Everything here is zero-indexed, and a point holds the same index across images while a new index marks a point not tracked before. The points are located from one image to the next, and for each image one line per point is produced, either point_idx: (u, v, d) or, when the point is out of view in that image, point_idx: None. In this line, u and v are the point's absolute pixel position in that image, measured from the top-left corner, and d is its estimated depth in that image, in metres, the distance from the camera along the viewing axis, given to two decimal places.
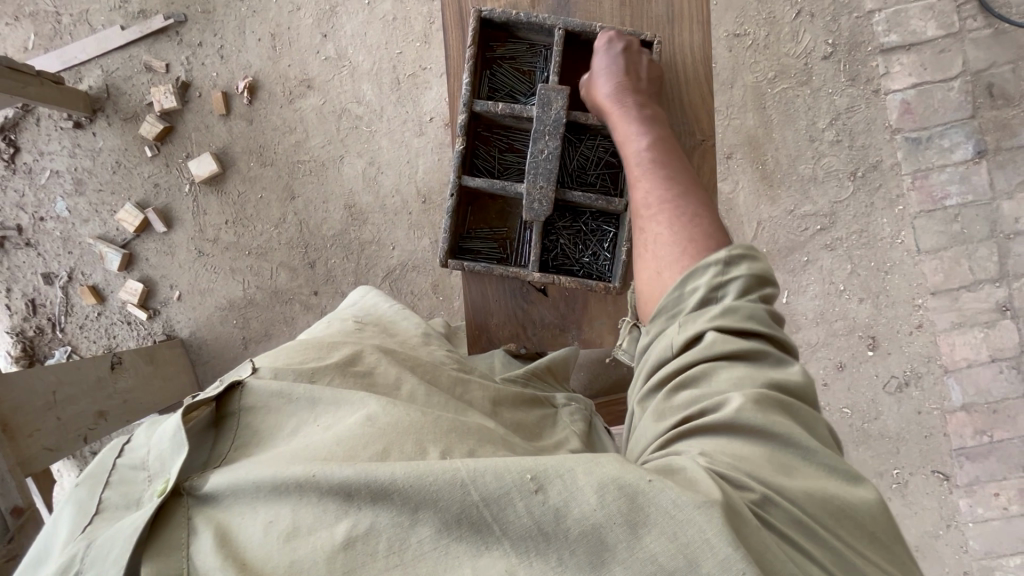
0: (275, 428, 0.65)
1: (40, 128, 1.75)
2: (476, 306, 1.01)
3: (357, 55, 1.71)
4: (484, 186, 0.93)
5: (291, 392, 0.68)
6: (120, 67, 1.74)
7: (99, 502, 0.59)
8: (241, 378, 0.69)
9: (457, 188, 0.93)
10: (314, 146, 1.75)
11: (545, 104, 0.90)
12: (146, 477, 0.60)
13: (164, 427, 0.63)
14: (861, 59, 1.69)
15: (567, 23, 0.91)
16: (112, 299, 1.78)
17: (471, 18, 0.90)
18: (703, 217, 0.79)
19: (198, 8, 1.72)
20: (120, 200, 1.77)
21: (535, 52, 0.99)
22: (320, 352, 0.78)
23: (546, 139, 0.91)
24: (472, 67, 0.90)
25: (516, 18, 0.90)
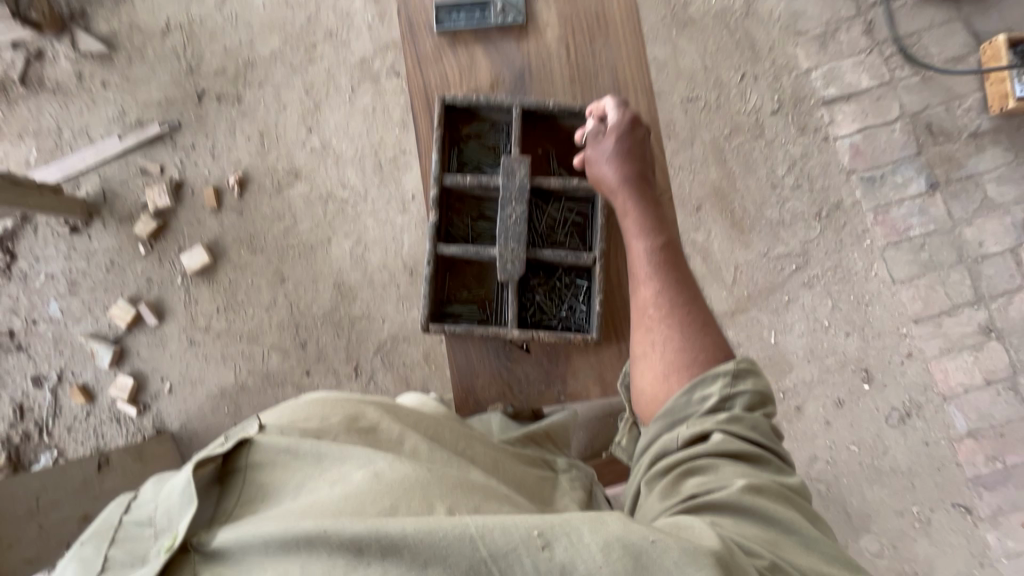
0: (281, 484, 0.64)
1: (37, 235, 1.82)
2: (461, 369, 1.02)
3: (340, 144, 1.83)
4: (458, 252, 0.98)
5: (298, 447, 0.66)
6: (117, 173, 1.84)
7: (105, 560, 0.58)
8: (250, 434, 0.69)
9: (433, 256, 0.98)
10: (303, 231, 1.82)
11: (509, 173, 0.97)
12: (153, 533, 0.59)
13: (174, 481, 0.63)
14: (806, 111, 1.82)
15: (523, 102, 0.99)
16: (102, 396, 1.77)
17: (436, 105, 0.98)
18: (709, 329, 0.83)
19: (191, 115, 1.85)
20: (113, 297, 1.80)
21: (498, 128, 1.06)
22: (324, 409, 0.75)
23: (514, 204, 0.97)
24: (440, 146, 0.98)
25: (476, 101, 0.99)
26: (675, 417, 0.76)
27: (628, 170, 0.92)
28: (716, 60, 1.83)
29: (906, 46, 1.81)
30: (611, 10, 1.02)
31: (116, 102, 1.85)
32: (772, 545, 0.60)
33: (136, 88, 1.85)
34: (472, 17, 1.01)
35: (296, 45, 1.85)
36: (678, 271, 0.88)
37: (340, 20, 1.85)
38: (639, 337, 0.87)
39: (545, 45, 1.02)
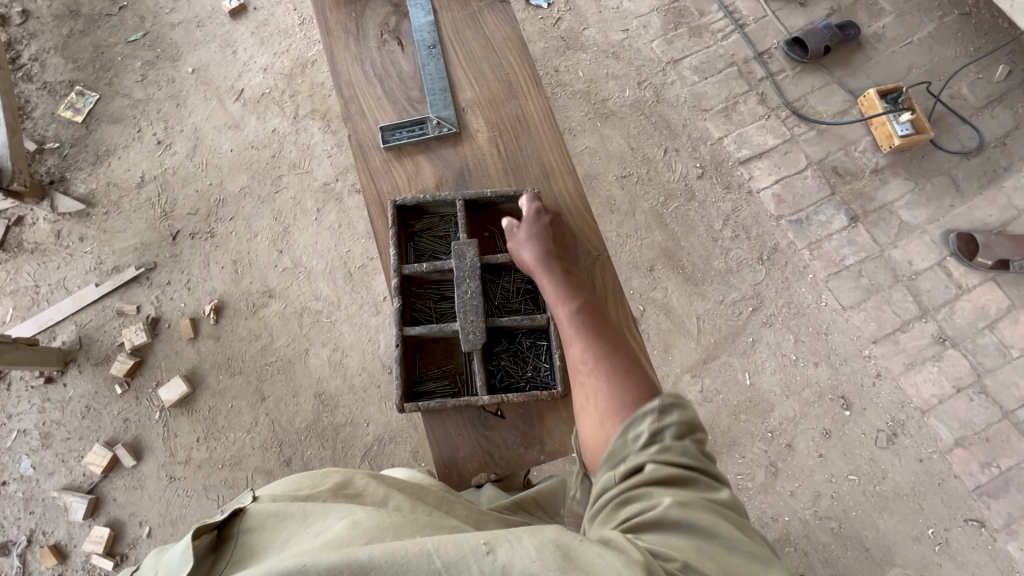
0: (270, 543, 0.70)
1: (11, 392, 1.82)
2: (441, 444, 1.04)
3: (311, 260, 1.94)
4: (423, 332, 1.04)
5: (286, 510, 0.74)
6: (94, 318, 1.89)
7: None
8: (244, 504, 0.76)
9: (400, 338, 1.04)
10: (280, 347, 1.86)
11: (460, 255, 1.07)
12: None
13: (173, 550, 0.70)
14: (727, 172, 2.05)
15: (465, 195, 1.11)
16: (75, 553, 1.68)
17: (389, 208, 1.10)
18: (631, 373, 0.87)
19: (166, 254, 1.95)
20: (88, 444, 1.77)
21: (448, 219, 1.18)
22: (314, 480, 0.82)
23: (468, 281, 1.06)
24: (397, 242, 1.08)
25: (424, 200, 1.10)
26: (612, 457, 0.78)
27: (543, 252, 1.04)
28: (639, 141, 2.07)
29: (797, 108, 2.09)
30: (529, 112, 1.19)
31: (93, 253, 1.95)
32: (696, 554, 0.62)
33: (112, 237, 1.97)
34: (414, 132, 1.17)
35: (262, 179, 2.02)
36: (600, 328, 0.94)
37: (302, 153, 2.05)
38: (578, 395, 0.92)
39: (478, 146, 1.18)
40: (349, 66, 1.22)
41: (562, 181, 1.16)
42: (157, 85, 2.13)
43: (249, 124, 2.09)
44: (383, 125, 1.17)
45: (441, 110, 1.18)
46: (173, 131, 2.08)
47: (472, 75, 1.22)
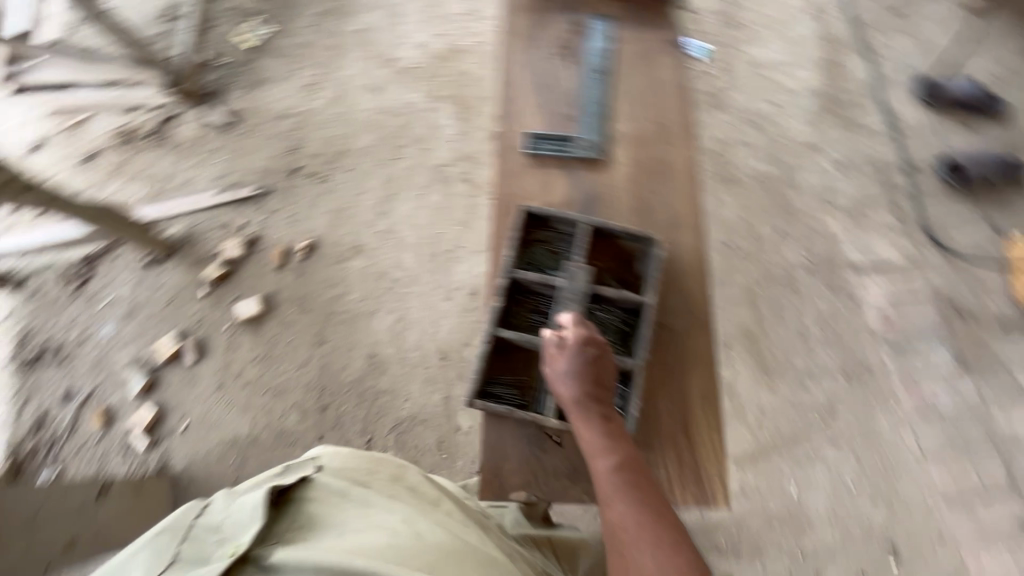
0: (333, 518, 0.81)
1: (116, 262, 1.99)
2: (493, 449, 1.05)
3: (404, 231, 2.02)
4: (514, 337, 1.08)
5: (351, 493, 0.85)
6: (203, 221, 2.04)
7: (174, 553, 0.74)
8: (311, 473, 0.86)
9: (490, 336, 1.08)
10: (351, 300, 1.94)
11: (571, 277, 1.09)
12: (217, 540, 0.75)
13: (246, 500, 0.79)
14: (836, 273, 1.94)
15: (591, 221, 1.12)
16: (120, 423, 1.81)
17: (517, 212, 1.13)
18: (679, 546, 0.84)
19: (281, 185, 2.09)
20: (163, 331, 1.91)
21: (565, 236, 1.16)
22: (370, 465, 0.94)
23: (569, 305, 1.09)
24: (513, 245, 1.11)
25: (551, 215, 1.12)
26: None
27: (583, 392, 0.99)
28: (753, 215, 2.01)
29: (931, 232, 1.96)
30: (673, 162, 1.19)
31: (221, 165, 2.12)
32: None
33: (242, 155, 2.13)
34: (556, 146, 1.19)
35: (386, 144, 2.13)
36: (641, 490, 0.91)
37: (428, 131, 2.14)
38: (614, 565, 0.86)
39: (613, 179, 1.18)
40: (516, 65, 1.25)
41: (687, 236, 1.15)
42: (323, 34, 2.30)
43: (390, 91, 2.21)
44: (529, 131, 1.20)
45: (589, 134, 1.20)
46: (323, 78, 2.24)
47: (629, 108, 1.22)
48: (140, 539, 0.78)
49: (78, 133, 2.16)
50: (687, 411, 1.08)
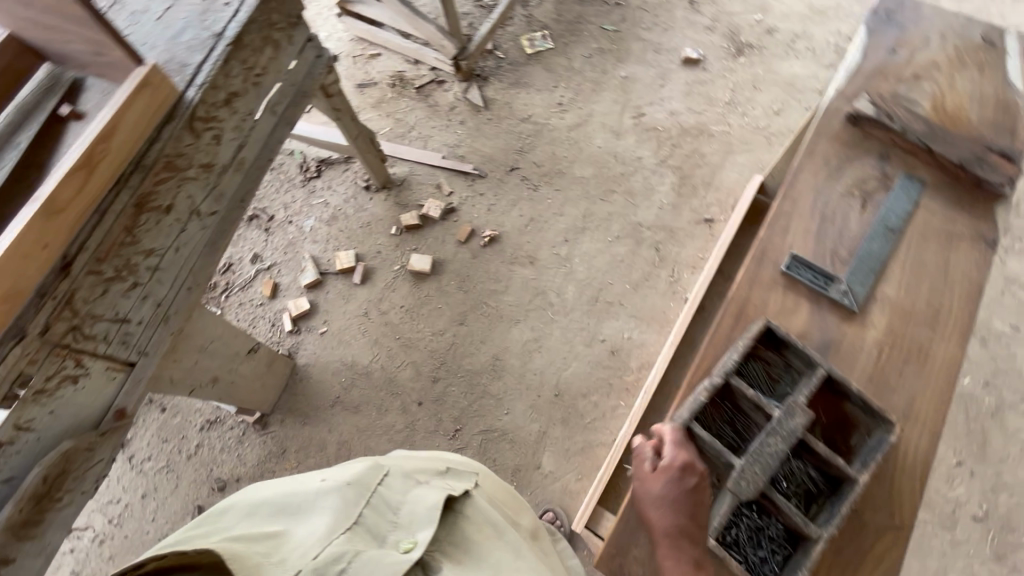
0: (485, 548, 0.84)
1: (343, 174, 2.26)
2: (627, 528, 1.06)
3: (579, 265, 2.07)
4: (705, 438, 1.04)
5: (503, 530, 0.89)
6: (421, 174, 2.26)
7: (359, 515, 0.80)
8: (471, 491, 0.92)
9: (684, 425, 1.06)
10: (504, 301, 2.02)
11: (789, 413, 1.01)
12: (394, 523, 0.82)
13: (424, 499, 0.86)
14: (1012, 544, 1.64)
15: (831, 370, 1.05)
16: (280, 301, 2.06)
17: (758, 323, 1.10)
18: None
19: (496, 175, 2.26)
20: (347, 245, 2.14)
21: (790, 369, 1.11)
22: (514, 509, 1.00)
23: (778, 439, 1.00)
24: (742, 353, 1.07)
25: (793, 343, 1.08)
26: None
27: (676, 526, 0.97)
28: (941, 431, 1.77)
29: None
30: (933, 353, 1.09)
31: (458, 136, 2.34)
32: None
33: (478, 136, 2.34)
34: (816, 280, 1.14)
35: (600, 182, 2.21)
36: None
37: (643, 190, 2.19)
38: None
39: (861, 338, 1.11)
40: (803, 186, 1.23)
41: (919, 435, 1.06)
42: (593, 68, 2.47)
43: (626, 140, 2.30)
44: (795, 254, 1.16)
45: (856, 283, 1.13)
46: (575, 104, 2.39)
47: (907, 279, 1.15)
48: (328, 480, 0.86)
49: (369, 63, 2.52)
50: None
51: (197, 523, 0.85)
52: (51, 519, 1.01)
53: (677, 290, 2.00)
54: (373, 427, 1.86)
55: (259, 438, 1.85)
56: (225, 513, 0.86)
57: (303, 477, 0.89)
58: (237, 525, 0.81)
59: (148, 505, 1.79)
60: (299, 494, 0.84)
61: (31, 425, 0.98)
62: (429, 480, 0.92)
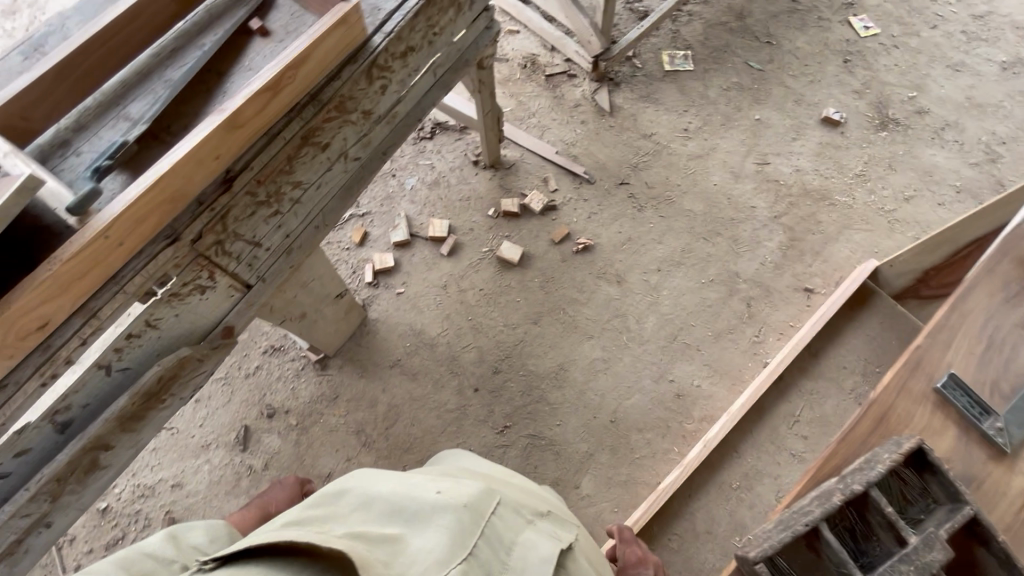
0: None
1: (454, 142, 2.26)
2: None
3: (665, 298, 2.02)
4: (831, 544, 0.81)
5: None
6: (531, 164, 2.23)
7: (473, 546, 0.79)
8: (570, 543, 0.91)
9: (811, 525, 0.82)
10: (582, 313, 1.99)
11: (928, 543, 0.80)
12: (504, 565, 0.80)
13: (533, 550, 0.84)
14: None
15: (981, 513, 0.83)
16: (366, 250, 2.09)
17: (908, 438, 0.89)
18: None
19: (605, 184, 2.21)
20: (442, 215, 2.13)
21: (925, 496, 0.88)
22: (600, 569, 0.97)
23: (910, 570, 0.79)
24: (891, 463, 0.86)
25: (941, 470, 0.87)
26: None
27: None
28: None
29: None
30: None
31: (576, 135, 2.30)
32: None
33: (596, 141, 2.29)
34: (969, 410, 0.95)
35: (707, 221, 2.15)
36: None
37: (749, 240, 2.12)
38: None
39: (1004, 482, 0.92)
40: (975, 303, 1.04)
41: None
42: (727, 103, 2.39)
43: (744, 184, 2.22)
44: (952, 374, 0.98)
45: (1016, 424, 0.93)
46: (701, 134, 2.31)
47: None
48: (445, 492, 0.85)
49: (507, 39, 2.49)
50: None
51: (310, 503, 0.87)
52: (151, 418, 1.05)
53: (758, 352, 1.94)
54: (425, 399, 1.87)
55: (315, 377, 1.89)
56: (340, 498, 0.88)
57: (417, 479, 0.90)
58: (355, 518, 0.84)
59: (199, 411, 1.84)
60: (413, 501, 0.84)
61: (157, 324, 1.02)
62: (535, 523, 0.93)
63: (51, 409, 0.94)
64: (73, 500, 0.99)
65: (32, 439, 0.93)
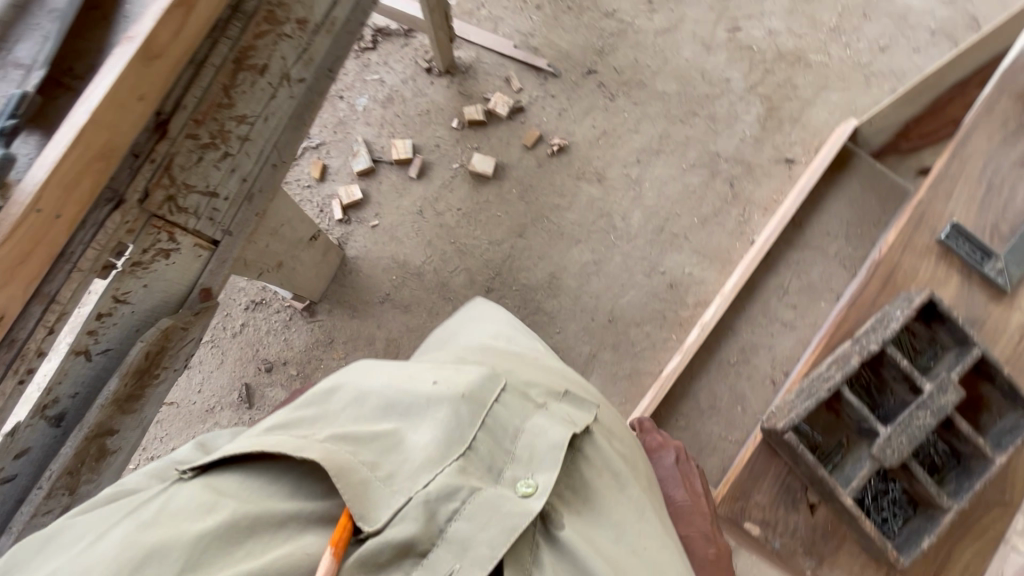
0: (606, 497, 0.81)
1: (401, 50, 2.03)
2: (751, 475, 1.02)
3: (648, 190, 1.96)
4: (853, 404, 0.92)
5: (623, 485, 0.84)
6: (489, 64, 2.04)
7: (472, 438, 0.74)
8: (590, 428, 0.87)
9: (834, 388, 0.92)
10: (567, 219, 1.93)
11: (941, 388, 0.89)
12: (510, 456, 0.75)
13: (545, 435, 0.77)
14: None
15: (987, 351, 0.91)
16: (329, 185, 1.94)
17: (921, 293, 0.95)
18: None
19: (571, 76, 2.04)
20: (404, 134, 1.97)
21: (934, 343, 0.99)
22: (629, 453, 0.94)
23: (926, 413, 0.89)
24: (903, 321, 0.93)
25: (953, 317, 0.93)
26: None
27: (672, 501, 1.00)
28: None
29: None
30: None
31: (533, 24, 2.08)
32: None
33: (555, 27, 2.08)
34: (971, 255, 0.99)
35: (682, 102, 2.04)
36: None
37: (727, 116, 2.03)
38: None
39: (1004, 319, 0.98)
40: (974, 150, 1.04)
41: None
42: None
43: (717, 56, 2.08)
44: (956, 222, 1.01)
45: (1016, 262, 0.98)
46: (667, 5, 2.12)
47: None
48: (441, 383, 0.79)
49: None
50: (943, 565, 0.97)
51: (303, 403, 0.78)
52: (149, 395, 0.99)
53: (745, 231, 1.94)
54: (423, 329, 1.84)
55: (306, 325, 1.84)
56: (332, 395, 0.79)
57: (413, 369, 0.83)
58: (347, 416, 0.76)
59: (194, 377, 1.80)
60: (408, 395, 0.78)
61: (127, 298, 0.93)
62: (548, 406, 0.85)
63: (38, 405, 0.87)
64: (92, 489, 0.97)
65: (29, 438, 0.88)
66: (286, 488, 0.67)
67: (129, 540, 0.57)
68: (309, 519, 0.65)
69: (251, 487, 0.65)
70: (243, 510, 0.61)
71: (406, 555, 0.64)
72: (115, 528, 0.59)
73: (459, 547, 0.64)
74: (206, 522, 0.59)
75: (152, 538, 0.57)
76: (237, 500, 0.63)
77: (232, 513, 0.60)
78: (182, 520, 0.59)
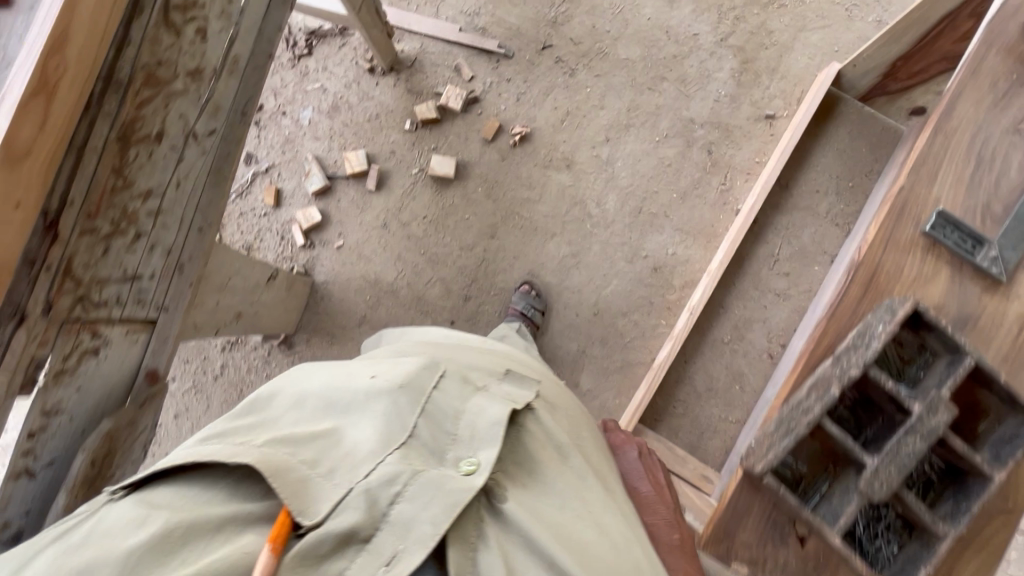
0: (548, 468, 0.82)
1: (339, 51, 1.88)
2: (735, 514, 0.97)
3: (621, 169, 1.85)
4: (837, 437, 0.90)
5: (568, 455, 0.85)
6: (435, 53, 1.88)
7: (414, 425, 0.75)
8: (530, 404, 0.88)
9: (815, 422, 0.90)
10: (538, 212, 1.83)
11: (930, 408, 0.86)
12: (453, 438, 0.77)
13: (486, 416, 0.79)
14: None
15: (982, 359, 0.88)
16: (285, 210, 1.85)
17: (906, 304, 0.91)
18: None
19: (526, 55, 1.89)
20: (356, 143, 1.85)
21: (924, 352, 0.95)
22: (576, 424, 0.96)
23: (915, 438, 0.86)
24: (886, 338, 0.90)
25: (939, 325, 0.90)
26: None
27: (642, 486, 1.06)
28: None
29: None
30: None
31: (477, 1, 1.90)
32: None
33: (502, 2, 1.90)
34: (961, 244, 0.92)
35: (649, 67, 1.88)
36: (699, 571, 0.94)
37: (699, 76, 1.87)
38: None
39: (1001, 312, 0.91)
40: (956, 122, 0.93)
41: None
42: None
43: (682, 8, 1.89)
44: (943, 209, 0.93)
45: (1009, 248, 0.91)
46: None
47: None
48: (378, 378, 0.80)
49: None
50: None
51: (240, 412, 0.76)
52: None
53: (728, 200, 1.82)
54: None
55: (285, 358, 1.79)
56: (270, 402, 0.78)
57: (350, 368, 0.85)
58: (288, 419, 0.76)
59: (183, 425, 1.79)
60: (345, 390, 0.79)
61: (59, 409, 0.87)
62: (488, 387, 0.87)
63: None
64: None
65: None
66: (223, 492, 0.67)
67: (59, 564, 0.58)
68: (249, 518, 0.66)
69: (188, 495, 0.65)
70: (177, 520, 0.62)
71: (349, 542, 0.65)
72: (49, 549, 0.60)
73: (403, 529, 0.65)
74: (140, 535, 0.59)
75: (85, 557, 0.58)
76: (171, 509, 0.63)
77: (165, 523, 0.61)
78: (115, 538, 0.59)
